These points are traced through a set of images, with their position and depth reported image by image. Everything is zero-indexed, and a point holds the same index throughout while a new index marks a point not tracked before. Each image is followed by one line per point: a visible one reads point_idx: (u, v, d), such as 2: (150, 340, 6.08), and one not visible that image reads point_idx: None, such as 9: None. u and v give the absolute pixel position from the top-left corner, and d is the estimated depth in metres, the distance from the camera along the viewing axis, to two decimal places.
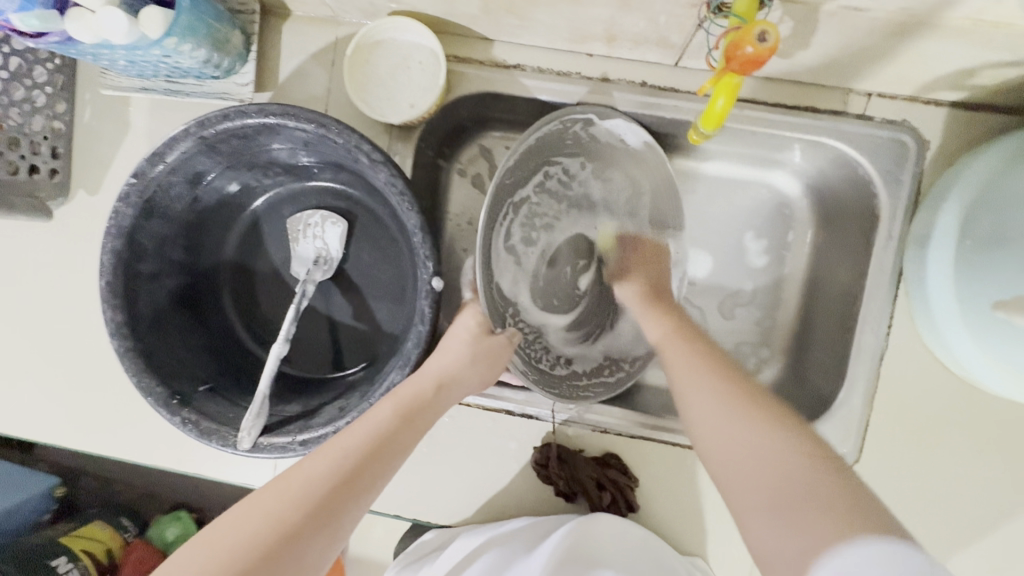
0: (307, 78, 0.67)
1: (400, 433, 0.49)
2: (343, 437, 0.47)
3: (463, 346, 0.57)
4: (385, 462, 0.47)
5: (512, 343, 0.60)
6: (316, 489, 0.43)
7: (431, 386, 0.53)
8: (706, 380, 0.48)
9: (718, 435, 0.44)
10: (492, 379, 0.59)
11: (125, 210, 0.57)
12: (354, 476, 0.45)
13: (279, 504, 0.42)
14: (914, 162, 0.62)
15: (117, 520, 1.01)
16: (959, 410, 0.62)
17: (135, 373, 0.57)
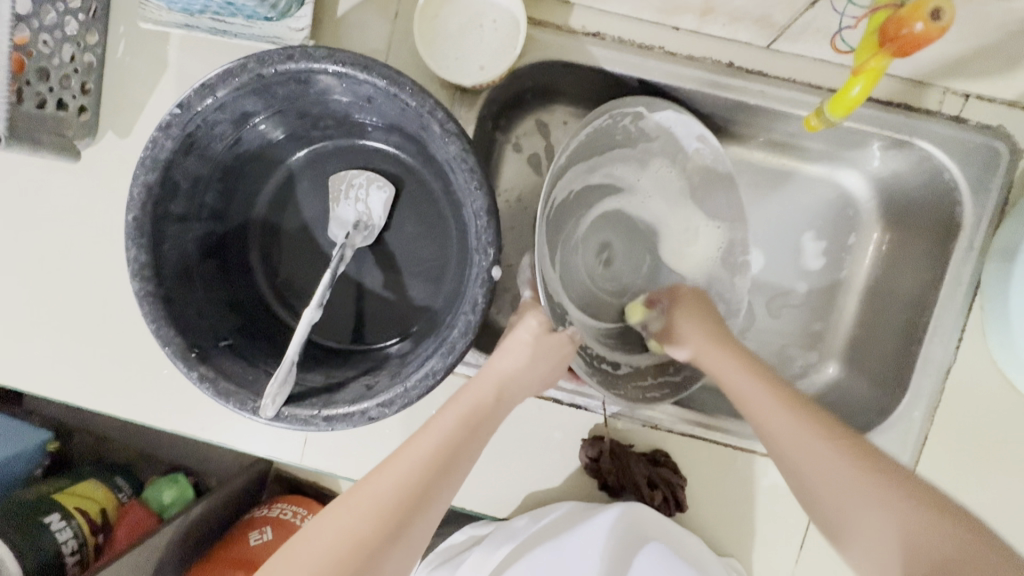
0: (367, 29, 0.62)
1: (467, 442, 0.47)
2: (409, 448, 0.45)
3: (525, 345, 0.54)
4: (454, 472, 0.45)
5: (574, 342, 0.57)
6: (388, 501, 0.40)
7: (493, 393, 0.51)
8: (748, 393, 0.50)
9: (790, 440, 0.45)
10: (553, 381, 0.56)
11: (163, 141, 0.50)
12: (426, 487, 0.42)
13: (352, 519, 0.39)
14: (1005, 172, 0.59)
15: (112, 481, 0.97)
16: (1018, 429, 0.61)
17: (153, 321, 0.51)
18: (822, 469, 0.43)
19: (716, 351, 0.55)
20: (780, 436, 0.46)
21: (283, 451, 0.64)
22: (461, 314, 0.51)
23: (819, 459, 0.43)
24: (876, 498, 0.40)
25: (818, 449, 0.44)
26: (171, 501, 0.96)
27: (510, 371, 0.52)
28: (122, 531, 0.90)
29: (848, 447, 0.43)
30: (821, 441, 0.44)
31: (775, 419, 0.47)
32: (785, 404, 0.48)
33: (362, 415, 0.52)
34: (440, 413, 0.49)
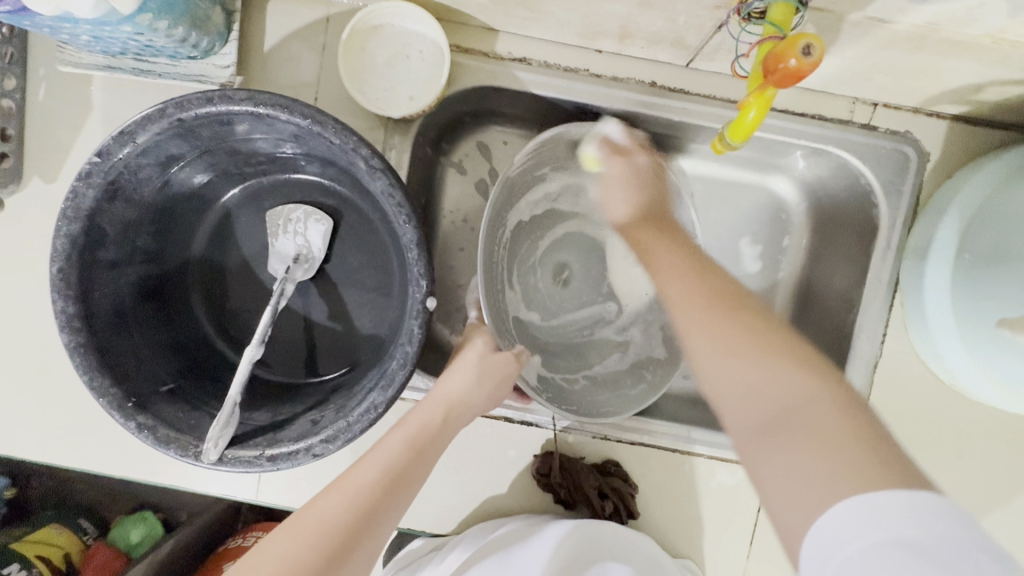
0: (295, 62, 0.62)
1: (414, 464, 0.48)
2: (354, 472, 0.45)
3: (470, 365, 0.55)
4: (401, 495, 0.46)
5: (519, 361, 0.59)
6: (332, 528, 0.41)
7: (440, 414, 0.52)
8: (685, 290, 0.41)
9: (726, 355, 0.37)
10: (499, 400, 0.57)
11: (85, 190, 0.50)
12: (372, 512, 0.43)
13: (295, 547, 0.40)
14: (915, 174, 0.63)
15: (74, 522, 0.96)
16: (943, 415, 0.65)
17: (86, 373, 0.50)
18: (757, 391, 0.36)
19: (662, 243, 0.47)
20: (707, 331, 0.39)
21: (237, 489, 0.64)
22: (399, 346, 0.52)
23: (727, 361, 0.37)
24: (826, 419, 0.33)
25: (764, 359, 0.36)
26: (139, 539, 0.94)
27: (457, 393, 0.53)
28: None
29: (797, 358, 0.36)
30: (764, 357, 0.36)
31: (693, 328, 0.40)
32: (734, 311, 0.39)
33: (306, 453, 0.52)
34: (387, 436, 0.49)
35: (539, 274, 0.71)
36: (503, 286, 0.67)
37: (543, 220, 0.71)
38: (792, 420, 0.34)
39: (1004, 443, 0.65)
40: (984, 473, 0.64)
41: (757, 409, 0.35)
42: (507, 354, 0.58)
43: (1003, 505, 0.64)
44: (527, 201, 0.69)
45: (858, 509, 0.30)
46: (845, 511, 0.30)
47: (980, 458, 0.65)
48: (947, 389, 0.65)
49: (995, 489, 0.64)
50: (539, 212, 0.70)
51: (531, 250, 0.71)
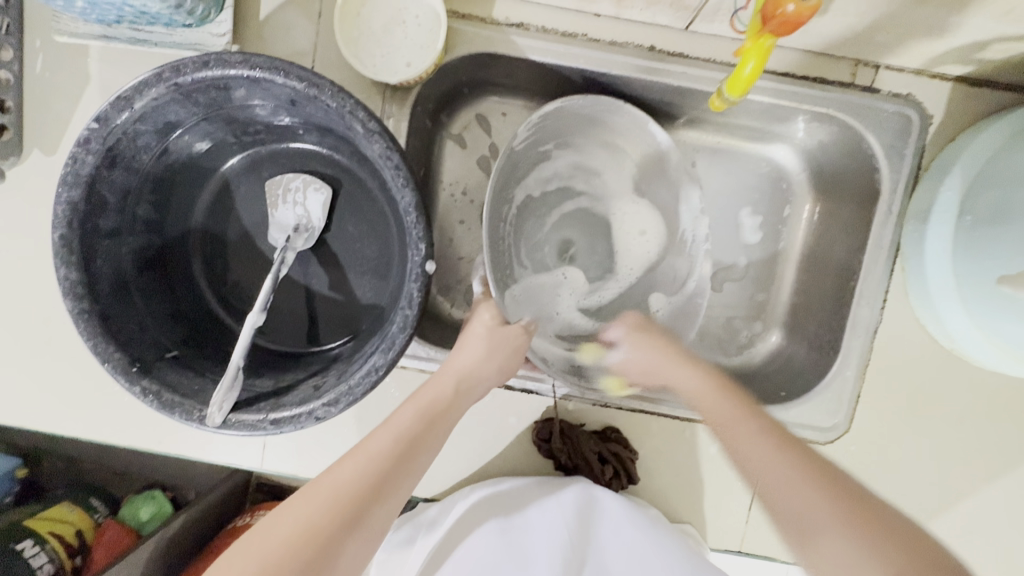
0: (291, 30, 0.61)
1: (425, 434, 0.48)
2: (369, 443, 0.46)
3: (479, 340, 0.56)
4: (413, 463, 0.46)
5: (528, 334, 0.60)
6: (347, 491, 0.42)
7: (451, 388, 0.53)
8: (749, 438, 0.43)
9: (774, 476, 0.40)
10: (511, 372, 0.58)
11: (85, 156, 0.50)
12: (386, 476, 0.44)
13: (311, 508, 0.40)
14: (917, 138, 0.62)
15: (86, 501, 0.97)
16: (942, 380, 0.65)
17: (91, 339, 0.51)
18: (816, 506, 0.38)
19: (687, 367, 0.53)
20: (755, 460, 0.42)
21: (242, 457, 0.65)
22: (399, 310, 0.52)
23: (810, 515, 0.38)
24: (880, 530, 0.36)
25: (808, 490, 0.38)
26: (149, 518, 0.96)
27: (467, 366, 0.54)
28: (101, 549, 0.89)
29: (822, 476, 0.40)
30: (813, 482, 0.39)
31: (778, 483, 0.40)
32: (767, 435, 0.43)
33: (309, 416, 0.53)
34: (400, 407, 0.51)
35: (546, 250, 0.71)
36: (509, 260, 0.67)
37: (549, 198, 0.71)
38: None
39: (1004, 408, 0.65)
40: (984, 439, 0.65)
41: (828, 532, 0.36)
42: (515, 327, 0.59)
43: (1002, 469, 0.65)
44: (533, 179, 0.69)
45: None
46: None
47: (980, 423, 0.65)
48: (947, 355, 0.65)
49: (996, 454, 0.65)
50: (547, 190, 0.70)
51: (536, 227, 0.71)
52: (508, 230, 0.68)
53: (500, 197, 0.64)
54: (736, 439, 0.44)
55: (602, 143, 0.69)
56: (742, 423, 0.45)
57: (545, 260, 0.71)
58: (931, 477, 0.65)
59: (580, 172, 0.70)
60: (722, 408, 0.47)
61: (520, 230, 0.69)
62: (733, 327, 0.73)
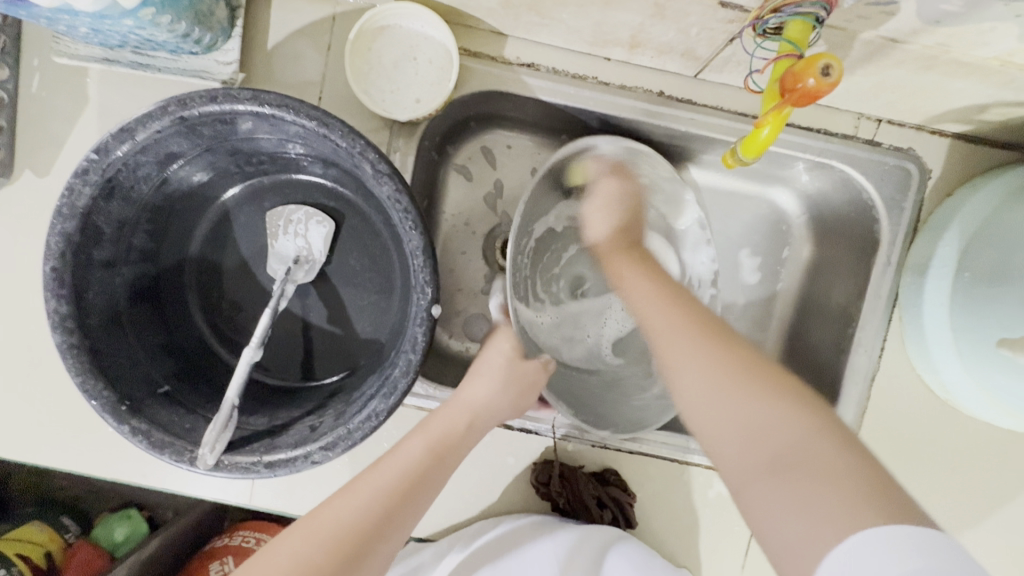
0: (300, 61, 0.61)
1: (433, 470, 0.47)
2: (374, 475, 0.45)
3: (496, 372, 0.55)
4: (419, 501, 0.45)
5: (546, 370, 0.58)
6: (347, 530, 0.40)
7: (464, 421, 0.52)
8: (675, 336, 0.44)
9: (713, 402, 0.40)
10: (524, 409, 0.57)
11: (81, 187, 0.48)
12: (388, 516, 0.42)
13: (308, 547, 0.39)
14: (917, 191, 0.64)
15: (57, 519, 0.94)
16: (935, 427, 0.66)
17: (78, 376, 0.49)
18: (754, 421, 0.38)
19: (631, 273, 0.53)
20: (681, 358, 0.43)
21: (230, 493, 0.63)
22: (402, 353, 0.51)
23: (726, 409, 0.39)
24: (821, 442, 0.36)
25: (755, 404, 0.38)
26: (123, 537, 0.92)
27: (480, 398, 0.53)
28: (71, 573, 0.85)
29: (737, 359, 0.41)
30: (749, 392, 0.39)
31: (704, 380, 0.41)
32: (722, 356, 0.41)
33: (305, 460, 0.51)
34: (409, 437, 0.49)
35: (557, 284, 0.70)
36: (525, 290, 0.65)
37: (565, 234, 0.70)
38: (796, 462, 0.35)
39: (995, 459, 0.66)
40: (975, 487, 0.65)
41: (759, 450, 0.37)
42: (534, 362, 0.58)
43: (992, 519, 0.65)
44: (559, 213, 0.68)
45: (868, 544, 0.31)
46: (863, 543, 0.31)
47: (972, 472, 0.65)
48: (941, 404, 0.66)
49: (987, 503, 0.65)
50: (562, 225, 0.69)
51: (553, 261, 0.70)
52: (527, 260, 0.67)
53: (526, 226, 0.63)
54: (678, 355, 0.43)
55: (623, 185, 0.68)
56: (682, 335, 0.44)
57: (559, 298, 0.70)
58: None
59: None
60: (660, 316, 0.47)
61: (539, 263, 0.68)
62: None
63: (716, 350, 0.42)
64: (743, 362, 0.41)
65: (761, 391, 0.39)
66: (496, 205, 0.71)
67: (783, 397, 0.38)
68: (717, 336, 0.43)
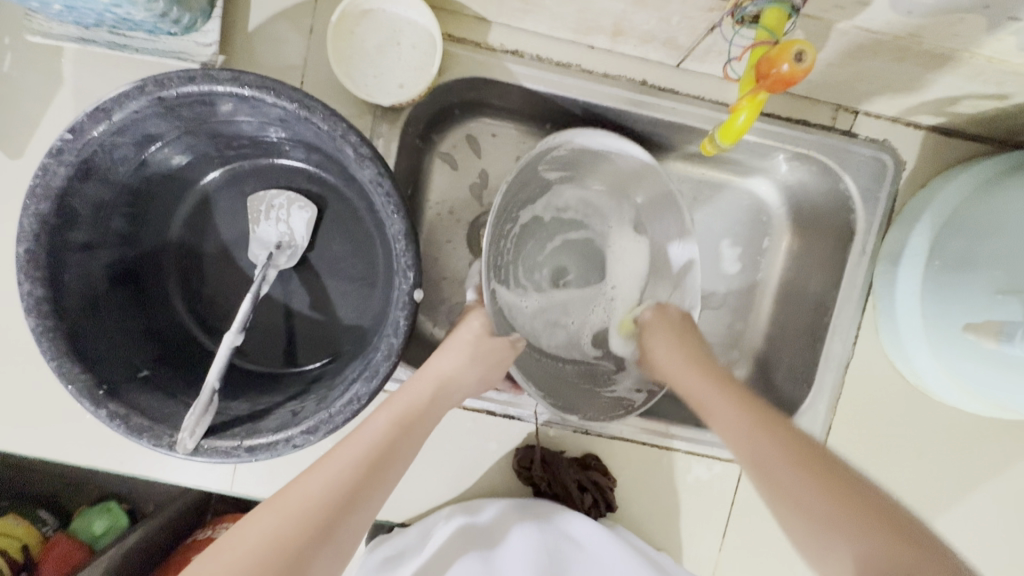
0: (281, 44, 0.60)
1: (401, 442, 0.48)
2: (342, 450, 0.45)
3: (463, 346, 0.56)
4: (388, 473, 0.45)
5: (514, 348, 0.59)
6: (315, 504, 0.40)
7: (429, 392, 0.52)
8: (728, 415, 0.49)
9: (742, 439, 0.46)
10: (493, 382, 0.58)
11: (56, 167, 0.47)
12: (357, 488, 0.43)
13: (277, 523, 0.39)
14: (891, 182, 0.65)
15: (34, 514, 0.92)
16: (907, 413, 0.67)
17: (54, 359, 0.48)
18: (805, 497, 0.40)
19: (674, 339, 0.59)
20: (732, 427, 0.48)
21: (210, 480, 0.62)
22: (384, 337, 0.51)
23: (781, 474, 0.42)
24: (867, 506, 0.38)
25: (781, 443, 0.44)
26: (103, 530, 0.91)
27: (447, 370, 0.54)
28: (49, 567, 0.83)
29: (791, 439, 0.44)
30: (772, 441, 0.45)
31: (760, 443, 0.45)
32: (746, 413, 0.48)
33: (286, 444, 0.51)
34: (375, 413, 0.50)
35: (540, 274, 0.71)
36: (504, 274, 0.67)
37: (548, 225, 0.71)
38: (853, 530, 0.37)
39: (965, 443, 0.67)
40: (946, 472, 0.67)
41: (806, 511, 0.40)
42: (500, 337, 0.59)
43: (962, 501, 0.67)
44: (544, 205, 0.70)
45: None
46: None
47: (942, 457, 0.67)
48: (912, 390, 0.67)
49: (957, 487, 0.67)
50: (545, 215, 0.71)
51: (536, 250, 0.71)
52: (510, 245, 0.68)
53: (507, 215, 0.64)
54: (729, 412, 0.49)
55: (606, 177, 0.68)
56: (736, 415, 0.48)
57: (541, 287, 0.71)
58: None
59: (583, 204, 0.71)
60: (710, 391, 0.52)
61: (522, 253, 0.70)
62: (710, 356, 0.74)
63: (744, 407, 0.49)
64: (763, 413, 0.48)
65: (772, 435, 0.45)
66: (481, 193, 0.71)
67: (794, 445, 0.44)
68: (745, 397, 0.50)
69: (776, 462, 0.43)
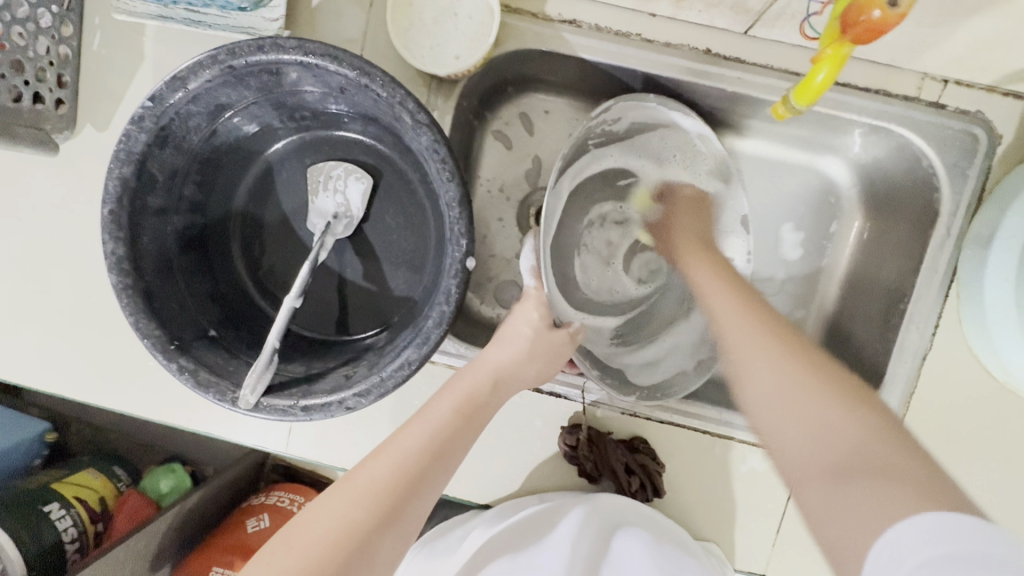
0: (342, 18, 0.61)
1: (461, 432, 0.47)
2: (407, 435, 0.45)
3: (522, 339, 0.54)
4: (449, 461, 0.45)
5: (574, 340, 0.57)
6: (381, 486, 0.40)
7: (488, 384, 0.51)
8: (736, 319, 0.45)
9: (777, 391, 0.39)
10: (550, 375, 0.56)
11: (137, 134, 0.50)
12: (420, 472, 0.42)
13: (348, 502, 0.39)
14: (984, 157, 0.59)
15: (110, 469, 0.98)
16: (991, 413, 0.61)
17: (132, 314, 0.51)
18: (787, 391, 0.38)
19: (715, 294, 0.49)
20: (727, 311, 0.46)
21: (267, 440, 0.65)
22: (435, 305, 0.52)
23: (773, 384, 0.39)
24: (871, 447, 0.33)
25: (786, 384, 0.38)
26: (169, 489, 0.97)
27: (504, 364, 0.53)
28: (122, 519, 0.90)
29: (784, 341, 0.41)
30: (835, 399, 0.36)
31: (759, 369, 0.40)
32: (791, 360, 0.40)
33: (340, 405, 0.52)
34: (436, 400, 0.49)
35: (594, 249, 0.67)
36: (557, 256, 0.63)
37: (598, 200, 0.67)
38: (856, 466, 0.33)
39: None
40: None
41: (820, 453, 0.35)
42: (560, 332, 0.56)
43: None
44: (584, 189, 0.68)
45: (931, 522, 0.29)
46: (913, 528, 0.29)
47: None
48: (1000, 389, 0.61)
49: None
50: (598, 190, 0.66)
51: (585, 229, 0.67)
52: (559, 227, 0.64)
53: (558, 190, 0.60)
54: (747, 340, 0.42)
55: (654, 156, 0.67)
56: (755, 346, 0.42)
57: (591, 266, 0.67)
58: None
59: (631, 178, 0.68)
60: (706, 281, 0.51)
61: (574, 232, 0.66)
62: None
63: (816, 374, 0.38)
64: (824, 370, 0.39)
65: (841, 392, 0.37)
66: (532, 171, 0.70)
67: (842, 395, 0.37)
68: (813, 356, 0.40)
69: (857, 428, 0.35)
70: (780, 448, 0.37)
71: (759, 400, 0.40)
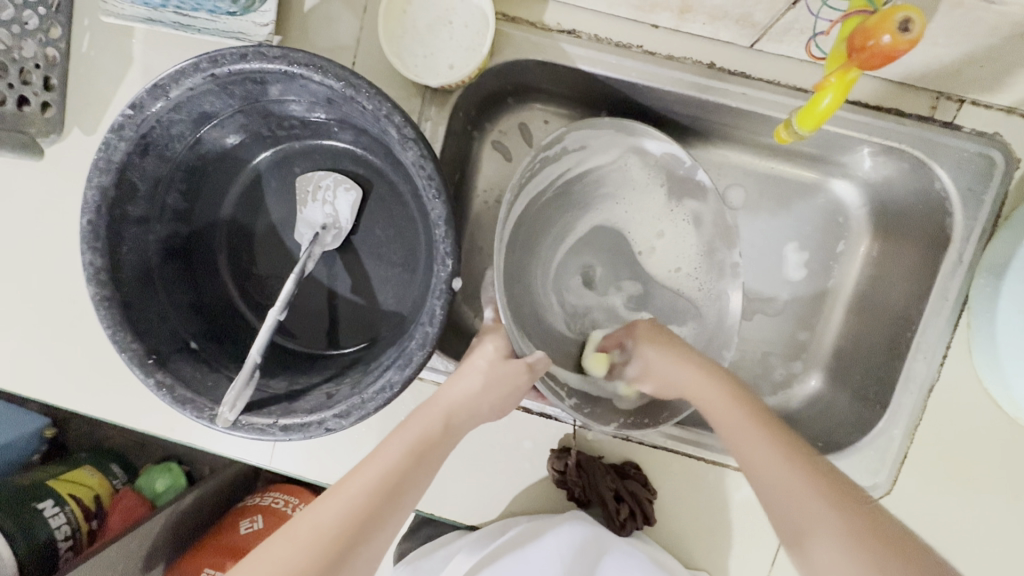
0: (334, 24, 0.60)
1: (414, 474, 0.45)
2: (355, 477, 0.43)
3: (479, 373, 0.52)
4: (398, 506, 0.43)
5: (533, 372, 0.54)
6: (326, 532, 0.38)
7: (440, 423, 0.49)
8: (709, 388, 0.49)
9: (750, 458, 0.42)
10: (506, 410, 0.54)
11: (117, 143, 0.49)
12: (368, 517, 0.40)
13: (286, 553, 0.36)
14: (1001, 182, 0.57)
15: (106, 467, 0.97)
16: (998, 449, 0.59)
17: (110, 326, 0.50)
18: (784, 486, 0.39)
19: (682, 358, 0.53)
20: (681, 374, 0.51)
21: (251, 453, 0.64)
22: (420, 325, 0.50)
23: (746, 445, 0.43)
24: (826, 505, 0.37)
25: (770, 457, 0.41)
26: (164, 489, 0.95)
27: (459, 399, 0.51)
28: (115, 517, 0.88)
29: (736, 398, 0.47)
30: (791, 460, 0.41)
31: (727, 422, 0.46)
32: (744, 413, 0.46)
33: (319, 426, 0.50)
34: (387, 442, 0.47)
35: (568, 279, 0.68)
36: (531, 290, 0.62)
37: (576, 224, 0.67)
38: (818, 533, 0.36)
39: None
40: None
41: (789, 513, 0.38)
42: (516, 362, 0.54)
43: None
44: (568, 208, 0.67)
45: None
46: None
47: None
48: (1009, 423, 0.58)
49: None
50: (578, 218, 0.67)
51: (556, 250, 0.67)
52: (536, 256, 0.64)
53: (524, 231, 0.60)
54: (730, 431, 0.45)
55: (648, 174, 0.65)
56: (731, 412, 0.46)
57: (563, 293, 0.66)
58: (978, 561, 0.58)
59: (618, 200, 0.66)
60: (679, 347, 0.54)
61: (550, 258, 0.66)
62: (769, 365, 0.69)
63: (748, 415, 0.45)
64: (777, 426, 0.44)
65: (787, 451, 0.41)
66: None
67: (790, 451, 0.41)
68: (744, 397, 0.48)
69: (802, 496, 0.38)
70: (765, 522, 0.40)
71: (740, 466, 0.43)
